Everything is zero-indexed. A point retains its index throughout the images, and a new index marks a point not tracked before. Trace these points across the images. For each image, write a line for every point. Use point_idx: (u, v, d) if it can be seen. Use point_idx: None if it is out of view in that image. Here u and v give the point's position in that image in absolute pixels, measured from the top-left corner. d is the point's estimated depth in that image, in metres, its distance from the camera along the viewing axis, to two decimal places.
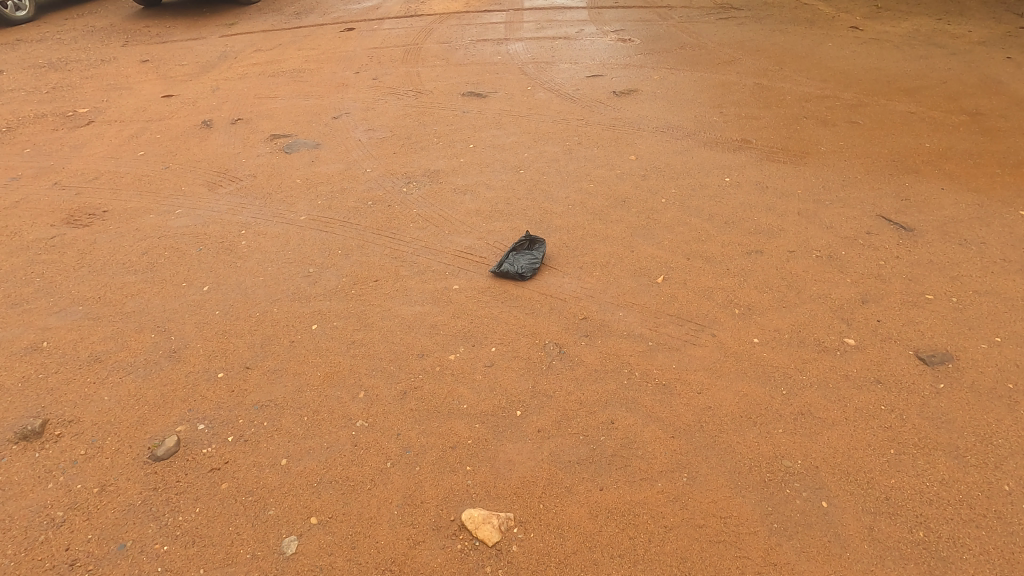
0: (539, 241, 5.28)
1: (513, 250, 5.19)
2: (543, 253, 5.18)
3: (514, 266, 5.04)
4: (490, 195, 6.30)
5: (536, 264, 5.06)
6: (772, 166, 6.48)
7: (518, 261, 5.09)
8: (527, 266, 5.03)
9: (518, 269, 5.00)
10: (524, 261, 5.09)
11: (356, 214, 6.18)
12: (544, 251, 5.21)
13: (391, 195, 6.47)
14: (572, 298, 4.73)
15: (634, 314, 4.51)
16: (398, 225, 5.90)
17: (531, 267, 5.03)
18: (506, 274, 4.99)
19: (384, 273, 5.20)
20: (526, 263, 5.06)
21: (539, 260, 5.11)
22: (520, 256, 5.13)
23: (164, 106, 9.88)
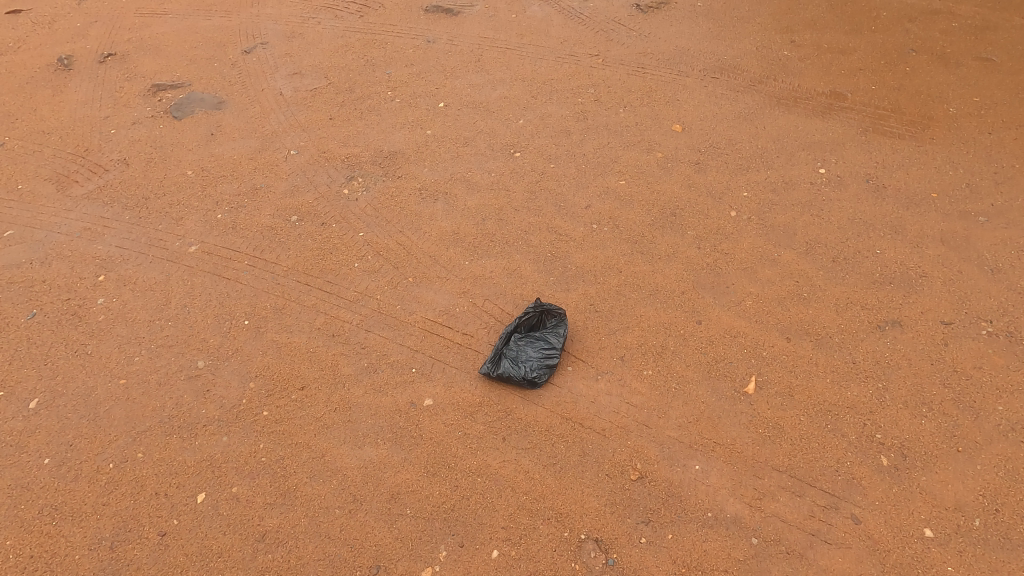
0: (559, 313, 3.35)
1: (517, 330, 3.30)
2: (563, 337, 3.28)
3: (515, 363, 3.19)
4: (473, 204, 4.25)
5: (552, 360, 3.19)
6: (883, 143, 4.43)
7: (523, 353, 3.22)
8: (537, 365, 3.17)
9: (521, 371, 3.15)
10: (533, 353, 3.22)
11: (274, 241, 4.13)
12: (566, 330, 3.30)
13: (325, 203, 4.38)
14: (615, 430, 2.97)
15: (719, 470, 2.79)
16: (337, 265, 3.91)
17: (543, 366, 3.18)
18: (503, 377, 3.16)
19: (316, 371, 3.34)
20: (535, 359, 3.20)
21: (557, 352, 3.23)
22: (526, 343, 3.26)
23: (8, 30, 7.07)
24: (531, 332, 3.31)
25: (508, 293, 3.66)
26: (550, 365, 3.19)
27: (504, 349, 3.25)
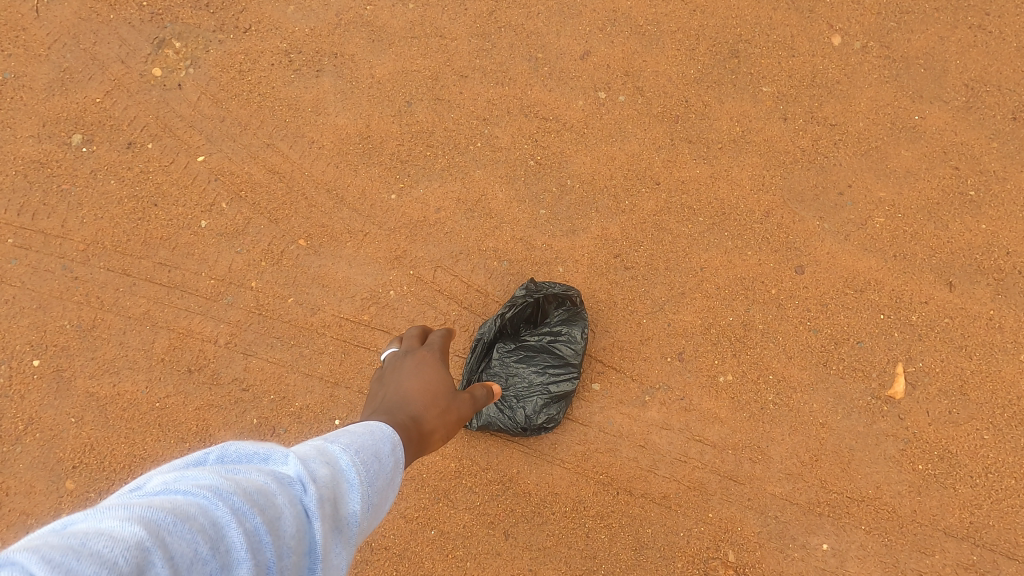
0: (571, 297, 1.93)
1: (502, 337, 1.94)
2: (582, 340, 1.91)
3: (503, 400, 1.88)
4: (385, 75, 2.42)
5: (565, 387, 1.88)
6: None
7: (513, 380, 1.90)
8: (541, 400, 1.86)
9: (515, 414, 1.86)
10: (532, 379, 1.89)
11: (52, 192, 2.36)
12: (585, 327, 1.92)
13: (124, 102, 2.47)
14: (683, 496, 1.82)
15: (858, 549, 1.74)
16: (171, 230, 2.27)
17: (551, 400, 1.87)
18: (486, 428, 1.87)
19: (175, 446, 2.01)
20: (536, 388, 1.88)
21: (574, 369, 1.89)
22: (519, 360, 1.92)
23: None
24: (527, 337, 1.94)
25: (473, 251, 2.16)
26: (562, 396, 1.88)
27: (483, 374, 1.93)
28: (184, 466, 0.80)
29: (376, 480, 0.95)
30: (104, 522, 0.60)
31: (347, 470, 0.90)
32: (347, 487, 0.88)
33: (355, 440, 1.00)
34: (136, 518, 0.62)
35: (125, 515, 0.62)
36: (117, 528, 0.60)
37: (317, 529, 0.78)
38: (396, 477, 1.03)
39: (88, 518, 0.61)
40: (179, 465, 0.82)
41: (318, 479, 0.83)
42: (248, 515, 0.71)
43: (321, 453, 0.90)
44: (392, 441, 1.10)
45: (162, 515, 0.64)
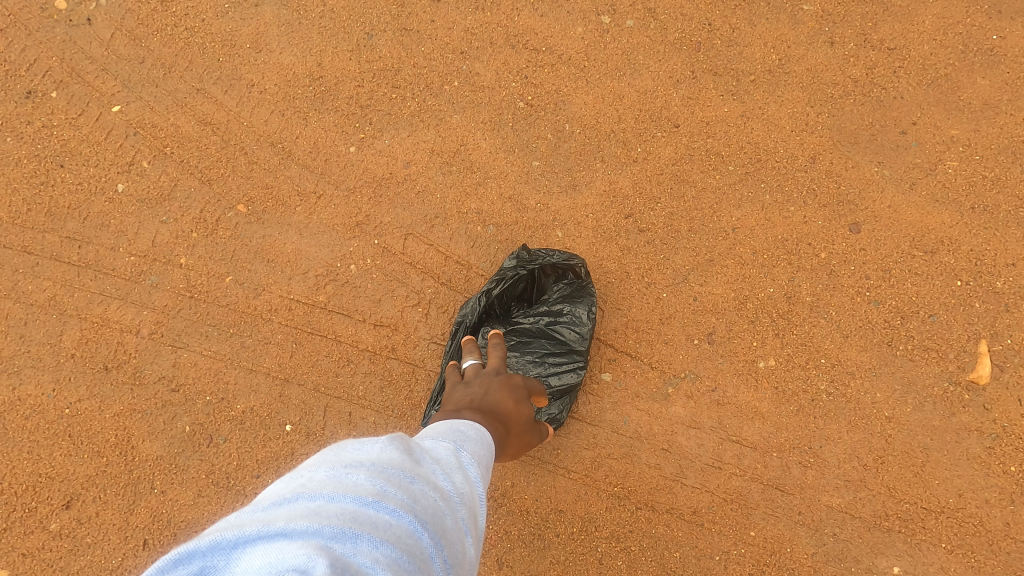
0: (573, 267, 1.53)
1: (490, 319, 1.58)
2: (588, 322, 1.53)
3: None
4: (339, 1, 1.98)
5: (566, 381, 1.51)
6: None
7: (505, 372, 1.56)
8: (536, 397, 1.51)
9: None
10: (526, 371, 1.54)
11: None
12: (591, 306, 1.53)
13: (20, 41, 2.02)
14: (719, 511, 1.47)
15: (938, 572, 1.40)
16: (80, 195, 1.85)
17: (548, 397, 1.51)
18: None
19: (88, 463, 1.62)
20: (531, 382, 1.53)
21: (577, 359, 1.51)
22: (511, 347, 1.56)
23: None
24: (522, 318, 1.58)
25: (451, 214, 1.76)
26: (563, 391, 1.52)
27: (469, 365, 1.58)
28: (357, 452, 0.73)
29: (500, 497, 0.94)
30: (355, 551, 0.55)
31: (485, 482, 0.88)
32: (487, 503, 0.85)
33: (481, 450, 0.92)
34: (376, 553, 0.57)
35: (368, 546, 0.57)
36: (371, 566, 0.55)
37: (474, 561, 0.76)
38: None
39: (335, 535, 0.55)
40: (348, 449, 0.75)
41: (477, 504, 0.80)
42: (441, 549, 0.67)
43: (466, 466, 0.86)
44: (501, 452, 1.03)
45: (388, 547, 0.60)
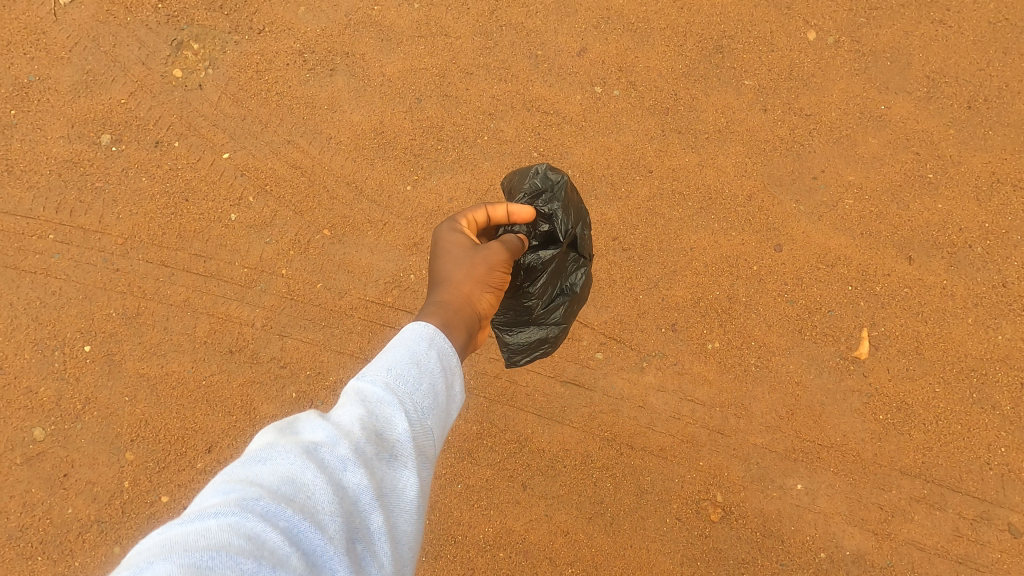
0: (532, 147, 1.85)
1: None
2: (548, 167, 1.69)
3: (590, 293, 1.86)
4: (395, 73, 2.59)
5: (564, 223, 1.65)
6: None
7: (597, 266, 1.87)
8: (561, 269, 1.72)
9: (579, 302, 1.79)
10: (593, 248, 1.82)
11: (86, 190, 2.53)
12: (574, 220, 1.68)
13: (148, 103, 2.63)
14: (678, 448, 2.09)
15: (827, 488, 2.02)
16: (201, 222, 2.46)
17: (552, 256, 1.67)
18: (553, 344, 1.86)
19: (222, 419, 2.23)
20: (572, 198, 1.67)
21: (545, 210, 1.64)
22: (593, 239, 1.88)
23: None
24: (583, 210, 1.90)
25: None
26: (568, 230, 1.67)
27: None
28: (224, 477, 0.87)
29: (438, 409, 1.07)
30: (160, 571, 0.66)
31: (372, 416, 0.98)
32: (376, 436, 0.96)
33: (372, 387, 1.04)
34: (185, 560, 0.69)
35: (179, 559, 0.69)
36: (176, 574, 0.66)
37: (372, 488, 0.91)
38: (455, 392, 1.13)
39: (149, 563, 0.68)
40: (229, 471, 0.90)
41: (343, 458, 0.91)
42: (284, 519, 0.79)
43: (373, 405, 1.00)
44: (432, 348, 1.13)
45: (205, 548, 0.71)
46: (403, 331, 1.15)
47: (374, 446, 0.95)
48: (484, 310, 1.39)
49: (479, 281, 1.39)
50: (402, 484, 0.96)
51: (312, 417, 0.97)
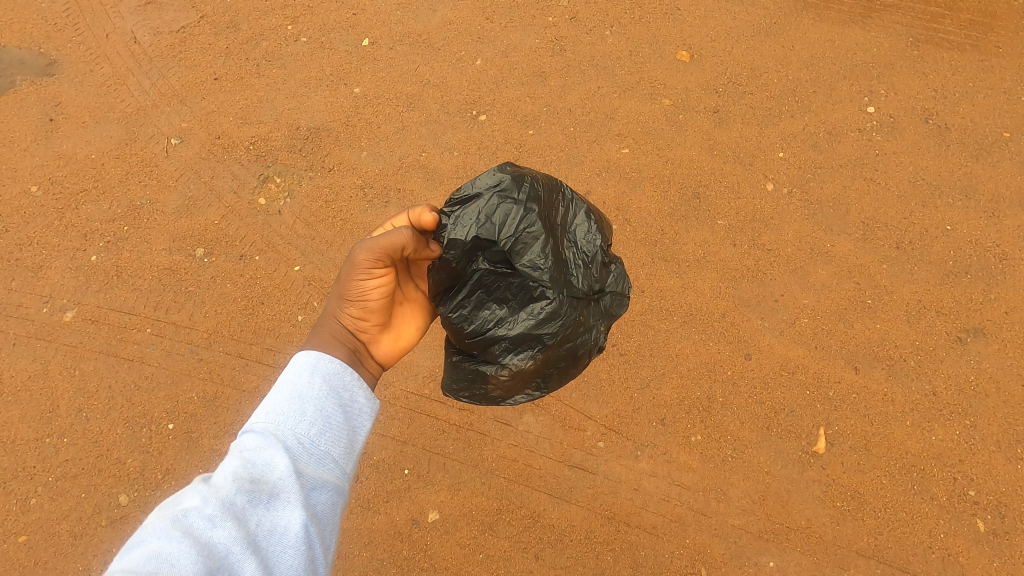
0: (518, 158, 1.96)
1: (609, 274, 1.89)
2: (490, 173, 1.79)
3: (552, 327, 1.73)
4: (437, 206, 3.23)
5: (468, 229, 1.72)
6: (941, 59, 3.48)
7: (566, 299, 1.74)
8: (479, 291, 1.79)
9: (526, 340, 1.73)
10: (535, 269, 1.72)
11: (181, 292, 3.09)
12: (467, 238, 1.71)
13: (237, 223, 3.25)
14: (668, 526, 2.46)
15: (795, 565, 2.38)
16: (273, 321, 2.99)
17: (459, 269, 1.75)
18: (501, 390, 1.79)
19: None
20: (504, 227, 1.73)
21: (451, 216, 1.76)
22: (568, 271, 1.78)
23: None
24: (568, 242, 1.83)
25: None
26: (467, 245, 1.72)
27: (592, 321, 1.82)
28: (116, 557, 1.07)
29: (315, 439, 1.34)
30: None
31: (240, 472, 1.21)
32: (246, 492, 1.19)
33: (248, 442, 1.28)
34: None
35: None
36: None
37: (242, 536, 1.13)
38: (336, 410, 1.42)
39: None
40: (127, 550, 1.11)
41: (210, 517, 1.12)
42: None
43: (249, 455, 1.25)
44: (315, 377, 1.45)
45: None
46: (284, 374, 1.43)
47: (247, 496, 1.19)
48: (352, 324, 1.68)
49: (343, 298, 1.66)
50: (278, 524, 1.20)
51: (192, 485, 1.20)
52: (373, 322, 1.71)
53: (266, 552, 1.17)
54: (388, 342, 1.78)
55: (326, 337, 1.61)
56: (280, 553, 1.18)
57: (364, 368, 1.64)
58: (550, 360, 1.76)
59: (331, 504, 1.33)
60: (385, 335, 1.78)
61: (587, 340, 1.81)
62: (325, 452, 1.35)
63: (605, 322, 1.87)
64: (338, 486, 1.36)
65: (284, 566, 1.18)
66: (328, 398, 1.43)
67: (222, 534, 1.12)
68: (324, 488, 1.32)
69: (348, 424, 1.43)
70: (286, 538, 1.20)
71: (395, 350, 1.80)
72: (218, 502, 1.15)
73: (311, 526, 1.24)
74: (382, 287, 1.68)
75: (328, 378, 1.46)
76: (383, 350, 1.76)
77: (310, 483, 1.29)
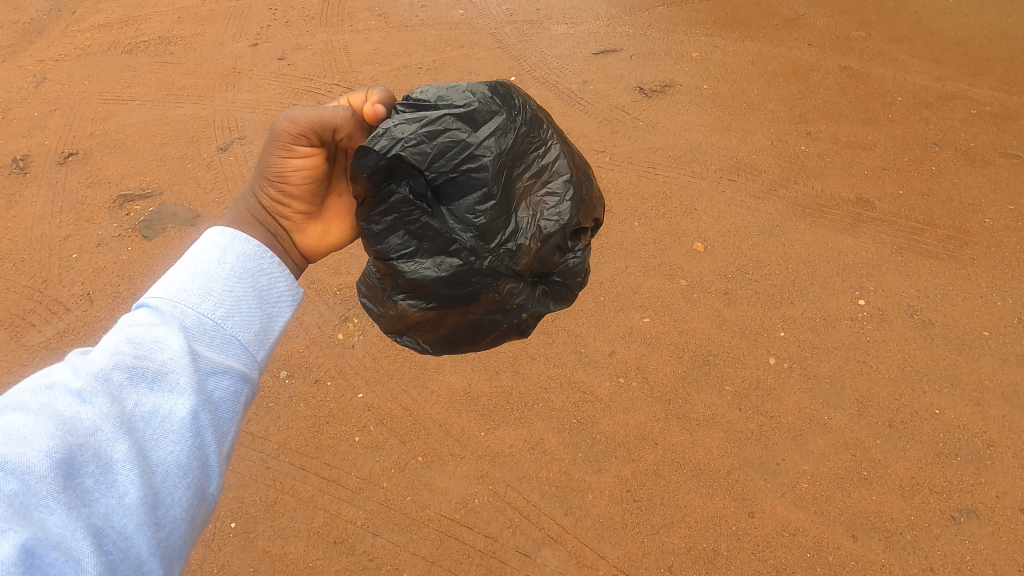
0: (513, 85, 1.84)
1: (553, 260, 1.81)
2: (460, 95, 1.70)
3: (453, 287, 1.73)
4: (484, 352, 3.73)
5: (405, 146, 1.63)
6: (923, 264, 4.08)
7: (481, 268, 1.72)
8: (395, 215, 1.70)
9: (428, 291, 1.74)
10: (458, 219, 1.70)
11: (261, 406, 3.56)
12: (400, 154, 1.62)
13: (317, 353, 3.79)
14: None
15: None
16: (334, 440, 3.43)
17: (377, 183, 1.65)
18: (394, 323, 1.86)
19: None
20: (441, 159, 1.66)
21: (399, 120, 1.65)
22: (500, 238, 1.72)
23: None
24: (518, 210, 1.75)
25: (532, 476, 3.24)
26: (399, 162, 1.63)
27: (507, 305, 1.80)
28: None
29: (217, 323, 1.34)
30: None
31: (120, 347, 1.19)
32: (122, 371, 1.16)
33: (139, 317, 1.27)
34: None
35: None
36: None
37: (115, 415, 1.12)
38: (246, 294, 1.44)
39: None
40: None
41: (74, 394, 1.11)
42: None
43: (138, 331, 1.24)
44: (229, 259, 1.46)
45: None
46: (190, 252, 1.44)
47: (126, 373, 1.16)
48: (273, 206, 1.72)
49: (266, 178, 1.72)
50: (161, 407, 1.18)
51: (66, 361, 1.18)
52: (297, 206, 1.75)
53: (144, 435, 1.14)
54: (312, 235, 1.82)
55: (244, 213, 1.67)
56: (160, 437, 1.16)
57: (279, 250, 1.69)
58: (442, 316, 1.79)
59: (231, 390, 1.32)
60: (311, 226, 1.81)
61: (494, 319, 1.82)
62: (229, 337, 1.36)
63: (525, 308, 1.85)
64: (242, 373, 1.36)
65: (161, 452, 1.15)
66: (237, 282, 1.44)
67: (89, 411, 1.10)
68: (225, 374, 1.32)
69: (257, 313, 1.44)
70: (169, 422, 1.17)
71: (320, 245, 1.84)
72: (89, 377, 1.13)
73: (201, 413, 1.23)
74: (306, 171, 1.73)
75: (240, 261, 1.47)
76: (308, 241, 1.81)
77: (206, 367, 1.28)
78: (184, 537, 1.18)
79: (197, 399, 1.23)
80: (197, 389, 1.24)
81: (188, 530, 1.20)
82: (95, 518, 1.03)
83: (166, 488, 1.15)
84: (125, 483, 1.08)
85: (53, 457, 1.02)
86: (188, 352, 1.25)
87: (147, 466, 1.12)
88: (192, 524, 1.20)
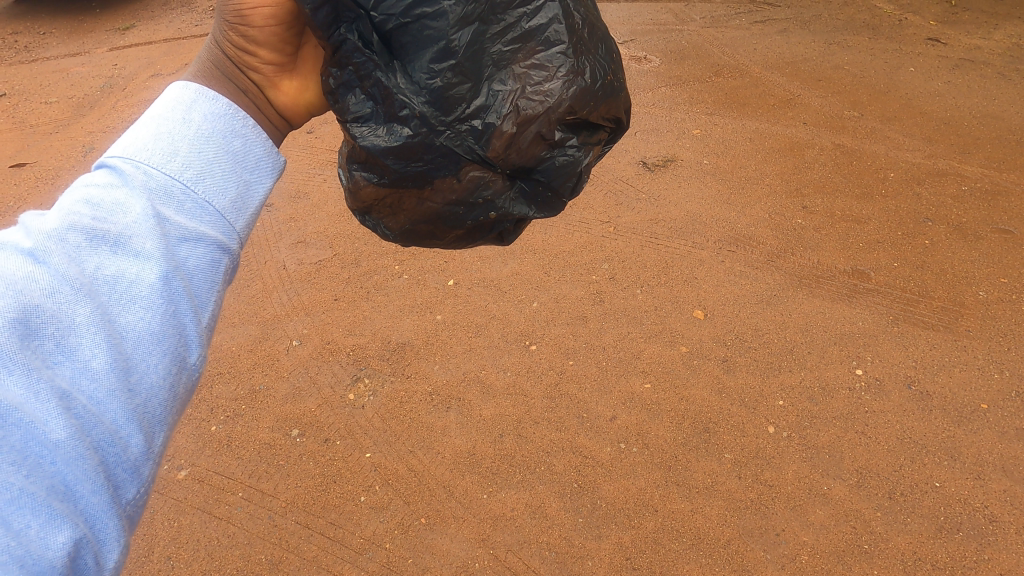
0: None
1: (527, 143, 1.67)
2: None
3: (407, 159, 1.64)
4: (488, 415, 3.85)
5: None
6: (919, 335, 4.18)
7: (437, 142, 1.61)
8: (349, 68, 1.57)
9: (382, 162, 1.65)
10: (416, 76, 1.56)
11: (272, 464, 3.70)
12: None
13: (328, 412, 3.93)
14: None
15: None
16: (340, 498, 3.52)
17: (323, 25, 1.49)
18: (352, 197, 1.78)
19: None
20: (393, 0, 1.49)
21: None
22: (461, 110, 1.59)
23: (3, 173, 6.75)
24: (488, 77, 1.60)
25: (532, 541, 3.29)
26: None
27: (470, 196, 1.71)
28: None
29: (186, 186, 1.20)
30: None
31: (73, 209, 1.10)
32: (78, 233, 1.08)
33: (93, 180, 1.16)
34: None
35: None
36: None
37: (69, 275, 1.04)
38: (219, 155, 1.27)
39: None
40: None
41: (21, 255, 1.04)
42: None
43: (97, 192, 1.13)
44: (198, 118, 1.28)
45: None
46: (153, 108, 1.27)
47: (83, 235, 1.08)
48: (238, 57, 1.46)
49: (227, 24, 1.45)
50: (126, 272, 1.09)
51: (25, 222, 1.12)
52: (265, 56, 1.48)
53: (108, 300, 1.07)
54: (288, 93, 1.55)
55: (206, 67, 1.43)
56: (128, 303, 1.08)
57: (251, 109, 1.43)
58: (397, 193, 1.72)
59: (207, 256, 1.20)
60: (287, 83, 1.55)
61: (455, 211, 1.75)
62: (202, 201, 1.22)
63: (493, 205, 1.75)
64: (219, 242, 1.23)
65: (128, 318, 1.08)
66: (208, 141, 1.26)
67: (39, 271, 1.03)
68: (200, 241, 1.19)
69: (236, 177, 1.29)
70: (137, 287, 1.09)
71: (299, 105, 1.58)
72: (42, 238, 1.06)
73: (174, 278, 1.14)
74: (268, 9, 1.45)
75: (208, 119, 1.29)
76: (284, 99, 1.54)
77: (177, 233, 1.17)
78: (168, 407, 1.12)
79: (166, 264, 1.13)
80: (167, 254, 1.14)
81: (172, 399, 1.13)
82: (58, 384, 1.00)
83: (139, 355, 1.08)
84: (86, 351, 1.03)
85: (2, 318, 0.97)
86: (153, 215, 1.14)
87: (112, 331, 1.05)
88: (177, 393, 1.14)
